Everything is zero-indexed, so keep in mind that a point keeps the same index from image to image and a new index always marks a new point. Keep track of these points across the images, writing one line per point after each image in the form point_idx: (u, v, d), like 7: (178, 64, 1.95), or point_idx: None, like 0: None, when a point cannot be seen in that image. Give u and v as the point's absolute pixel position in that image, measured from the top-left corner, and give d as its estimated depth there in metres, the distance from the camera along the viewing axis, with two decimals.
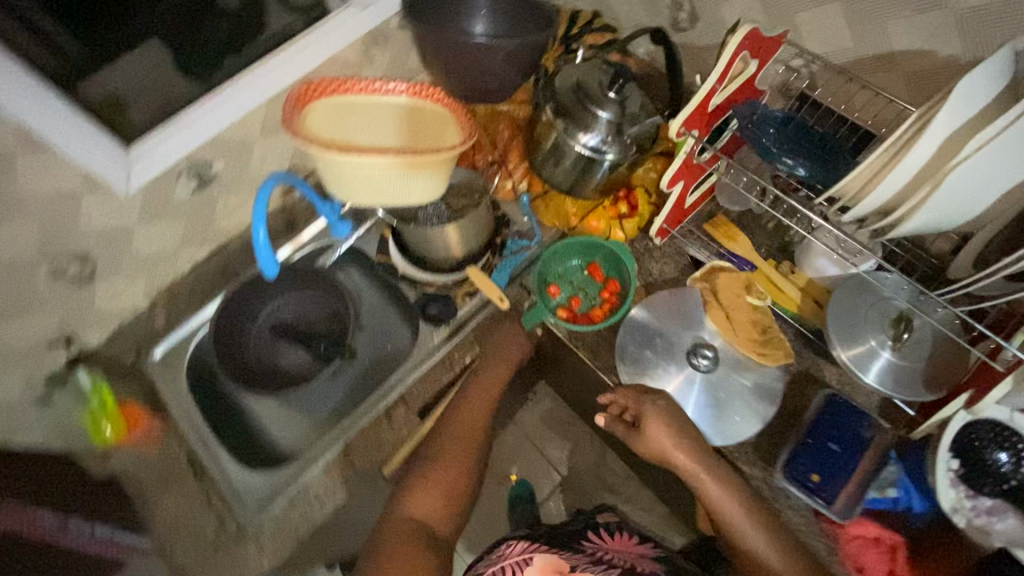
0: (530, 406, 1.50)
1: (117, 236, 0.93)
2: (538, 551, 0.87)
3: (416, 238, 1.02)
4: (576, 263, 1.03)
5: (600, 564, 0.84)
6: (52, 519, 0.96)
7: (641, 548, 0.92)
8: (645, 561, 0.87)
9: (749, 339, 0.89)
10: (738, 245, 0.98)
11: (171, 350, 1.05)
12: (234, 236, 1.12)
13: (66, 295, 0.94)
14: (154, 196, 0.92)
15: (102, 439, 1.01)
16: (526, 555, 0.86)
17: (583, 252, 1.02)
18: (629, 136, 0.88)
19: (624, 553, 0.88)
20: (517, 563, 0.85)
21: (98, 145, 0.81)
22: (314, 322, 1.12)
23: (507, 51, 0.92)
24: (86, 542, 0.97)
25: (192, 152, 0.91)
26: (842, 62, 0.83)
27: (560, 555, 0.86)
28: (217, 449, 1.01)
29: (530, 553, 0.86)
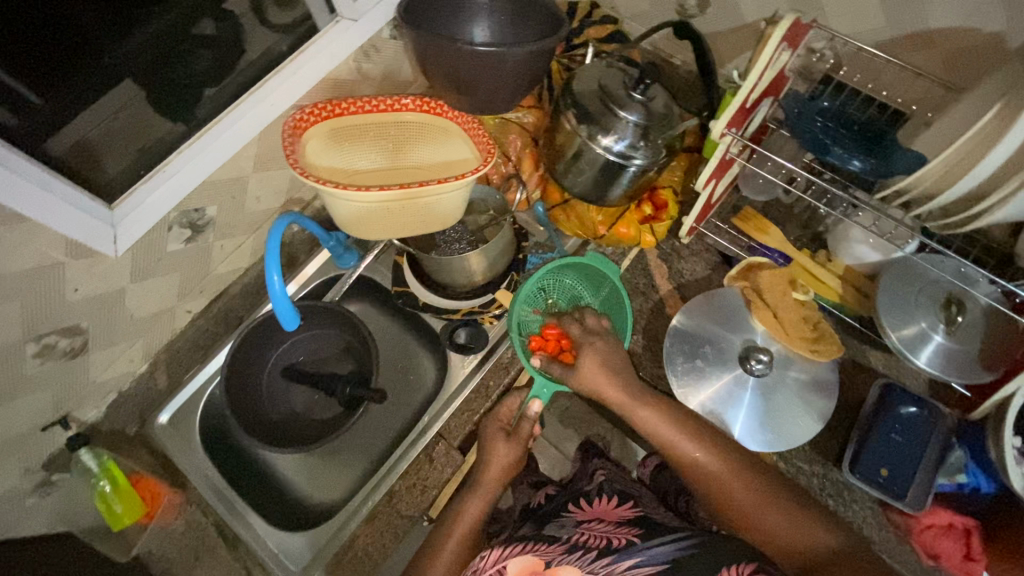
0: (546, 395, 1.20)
1: (107, 301, 0.83)
2: (512, 554, 0.74)
3: (436, 266, 0.95)
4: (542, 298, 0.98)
5: (575, 552, 0.71)
6: None
7: (620, 511, 0.81)
8: (620, 528, 0.75)
9: (800, 336, 0.87)
10: (771, 237, 0.94)
11: (179, 414, 0.97)
12: (233, 280, 1.03)
13: (58, 373, 0.84)
14: (145, 253, 0.82)
15: (118, 524, 0.90)
16: (498, 564, 0.74)
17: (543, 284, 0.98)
18: (657, 139, 0.83)
19: (599, 527, 0.76)
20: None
21: (81, 208, 0.71)
22: (330, 362, 1.06)
23: (518, 57, 0.82)
24: None
25: (183, 200, 0.82)
26: (873, 43, 0.80)
27: (535, 552, 0.73)
28: (246, 514, 0.93)
29: (505, 560, 0.74)
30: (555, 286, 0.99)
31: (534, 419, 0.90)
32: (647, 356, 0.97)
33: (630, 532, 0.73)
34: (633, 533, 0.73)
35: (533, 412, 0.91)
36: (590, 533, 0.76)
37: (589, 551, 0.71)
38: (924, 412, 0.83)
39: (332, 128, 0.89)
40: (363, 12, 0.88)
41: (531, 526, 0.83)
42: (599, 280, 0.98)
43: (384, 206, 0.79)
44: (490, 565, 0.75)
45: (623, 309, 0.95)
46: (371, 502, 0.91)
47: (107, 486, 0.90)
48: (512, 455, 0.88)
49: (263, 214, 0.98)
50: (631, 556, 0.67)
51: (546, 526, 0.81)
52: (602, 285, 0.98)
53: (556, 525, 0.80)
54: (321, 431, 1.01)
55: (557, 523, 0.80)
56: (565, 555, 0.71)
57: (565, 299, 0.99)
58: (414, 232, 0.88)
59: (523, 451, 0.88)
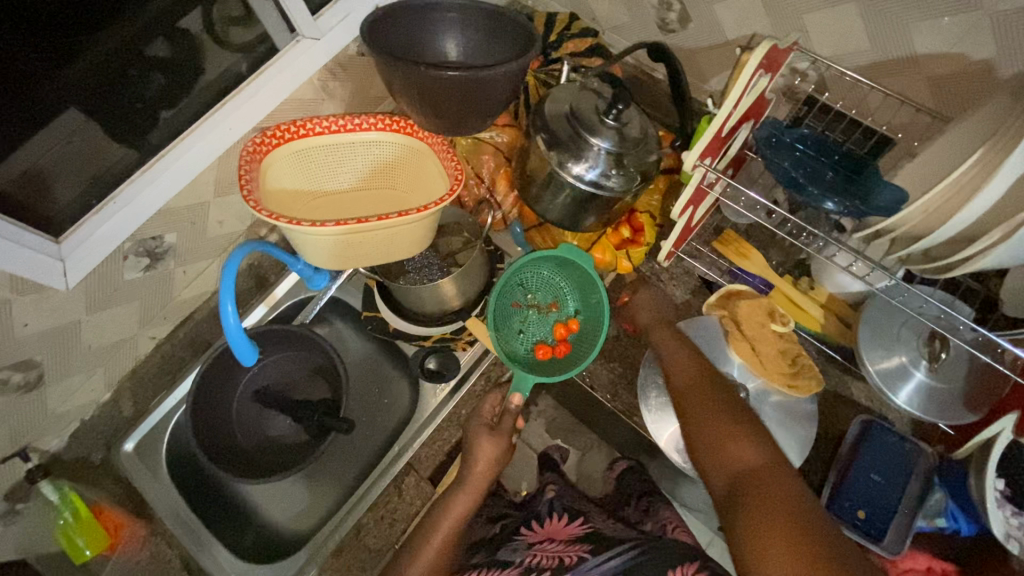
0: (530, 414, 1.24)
1: (62, 333, 0.80)
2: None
3: (405, 293, 0.92)
4: (518, 293, 0.95)
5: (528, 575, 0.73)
6: None
7: (570, 529, 0.84)
8: (571, 546, 0.77)
9: (778, 370, 0.84)
10: (752, 263, 0.90)
11: (144, 443, 0.95)
12: (199, 305, 1.00)
13: (12, 407, 0.81)
14: (99, 283, 0.80)
15: (80, 556, 0.90)
16: None
17: (520, 278, 0.94)
18: (631, 166, 0.79)
19: (551, 547, 0.78)
20: None
21: (23, 244, 0.68)
22: (301, 386, 1.03)
23: (486, 81, 0.79)
24: None
25: (137, 230, 0.79)
26: (857, 65, 0.76)
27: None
28: (211, 545, 0.91)
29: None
30: (532, 280, 0.96)
31: (516, 413, 0.88)
32: (623, 384, 0.94)
33: (580, 548, 0.74)
34: (583, 550, 0.74)
35: (516, 404, 0.88)
36: (542, 554, 0.77)
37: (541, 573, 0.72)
38: (906, 444, 0.82)
39: (295, 150, 0.85)
40: (326, 30, 0.86)
41: (483, 554, 0.84)
42: (575, 272, 0.92)
43: (344, 238, 0.76)
44: None
45: (597, 300, 0.91)
46: (339, 534, 0.90)
47: (69, 518, 0.90)
48: (498, 446, 0.86)
49: (227, 237, 0.95)
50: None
51: (499, 552, 0.83)
52: (573, 271, 0.93)
53: (509, 549, 0.81)
54: (291, 460, 0.99)
55: (511, 548, 0.82)
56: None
57: (545, 291, 0.96)
58: (377, 260, 0.84)
59: (508, 443, 0.86)
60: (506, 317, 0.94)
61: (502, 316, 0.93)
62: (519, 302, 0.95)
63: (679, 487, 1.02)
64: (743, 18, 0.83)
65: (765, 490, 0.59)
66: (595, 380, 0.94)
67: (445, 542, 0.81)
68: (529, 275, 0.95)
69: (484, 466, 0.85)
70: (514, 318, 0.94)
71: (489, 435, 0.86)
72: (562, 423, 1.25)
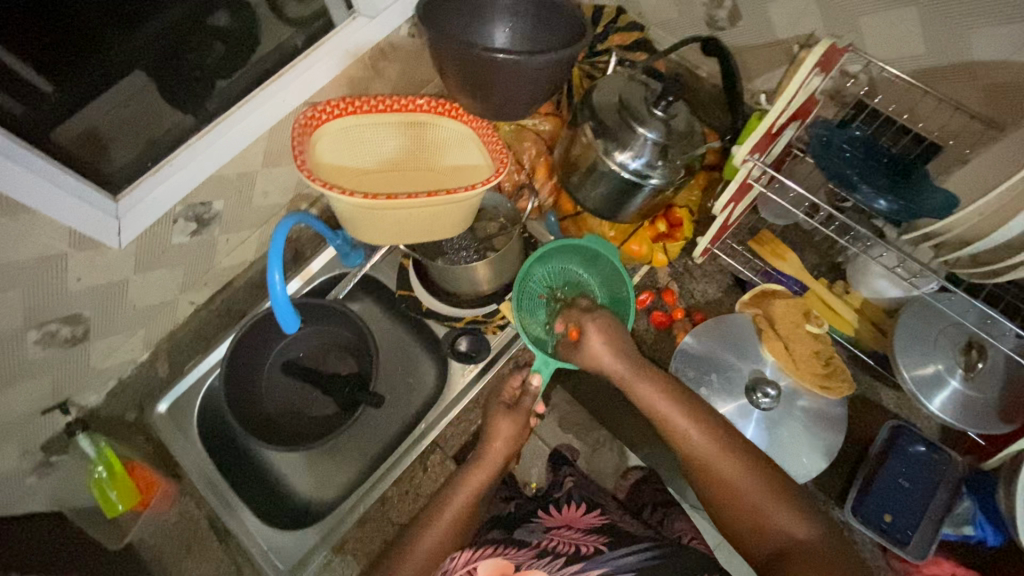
0: None
1: (111, 291, 0.82)
2: (484, 557, 0.77)
3: (442, 274, 0.94)
4: (542, 283, 0.91)
5: (544, 557, 0.75)
6: None
7: (588, 518, 0.87)
8: (589, 536, 0.80)
9: (811, 370, 0.84)
10: (789, 264, 0.91)
11: (177, 404, 0.98)
12: (237, 274, 1.02)
13: (59, 359, 0.84)
14: (149, 245, 0.82)
15: (113, 510, 0.92)
16: (468, 566, 0.76)
17: (546, 264, 0.91)
18: (676, 159, 0.79)
19: (569, 534, 0.81)
20: None
21: (84, 199, 0.70)
22: (330, 360, 1.05)
23: (536, 66, 0.79)
24: None
25: (189, 195, 0.81)
26: (911, 70, 0.76)
27: (507, 555, 0.77)
28: (238, 508, 0.93)
29: (476, 562, 0.77)
30: (559, 270, 0.92)
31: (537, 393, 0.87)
32: None
33: (598, 540, 0.78)
34: (600, 541, 0.78)
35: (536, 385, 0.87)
36: (559, 539, 0.80)
37: (558, 557, 0.75)
38: (933, 455, 0.82)
39: (343, 126, 0.87)
40: (382, 9, 0.87)
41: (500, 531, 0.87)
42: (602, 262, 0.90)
43: (392, 215, 0.79)
44: (460, 566, 0.77)
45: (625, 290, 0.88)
46: (363, 506, 0.92)
47: (102, 472, 0.92)
48: (516, 426, 0.85)
49: (270, 209, 0.97)
50: (600, 566, 0.72)
51: (515, 531, 0.85)
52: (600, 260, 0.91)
53: (526, 530, 0.84)
54: (316, 433, 1.00)
55: (528, 529, 0.85)
56: (535, 559, 0.75)
57: (570, 283, 0.92)
58: (423, 239, 0.86)
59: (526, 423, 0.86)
60: (530, 309, 0.89)
61: (527, 306, 0.89)
62: (543, 294, 0.90)
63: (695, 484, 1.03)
64: (796, 18, 0.83)
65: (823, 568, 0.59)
66: None
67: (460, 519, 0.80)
68: (557, 262, 0.92)
69: (501, 447, 0.84)
70: (537, 310, 0.90)
71: (506, 412, 0.86)
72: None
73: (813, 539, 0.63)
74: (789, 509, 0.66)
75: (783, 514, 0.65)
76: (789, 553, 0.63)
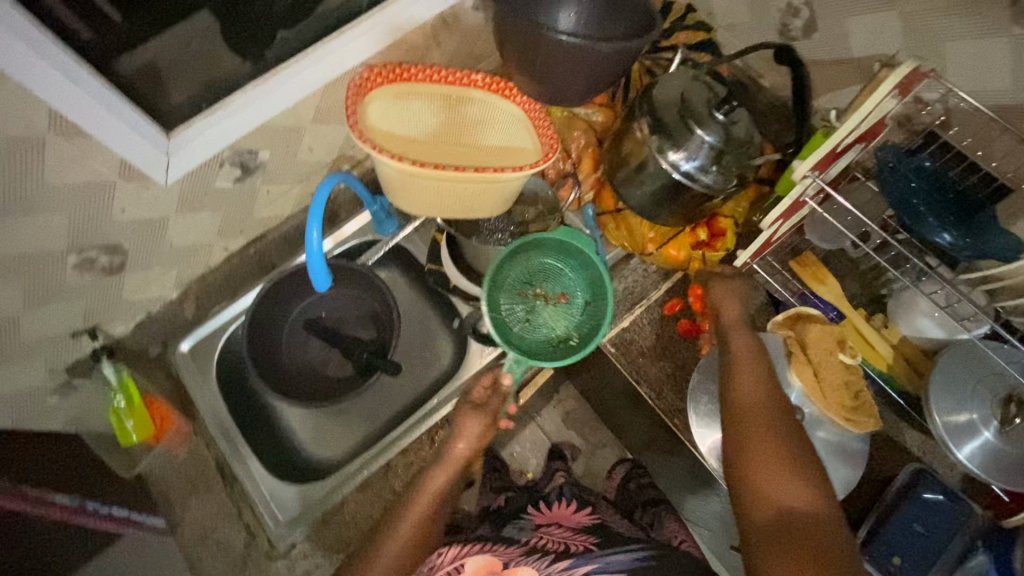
0: (557, 397, 1.25)
1: (152, 227, 0.84)
2: (471, 554, 0.75)
3: (474, 252, 0.93)
4: (521, 280, 0.90)
5: (534, 554, 0.74)
6: (69, 495, 0.88)
7: (578, 517, 0.86)
8: (578, 535, 0.80)
9: (839, 402, 0.82)
10: (827, 289, 0.89)
11: (199, 344, 0.99)
12: (273, 227, 1.03)
13: (94, 285, 0.85)
14: (193, 186, 0.83)
15: (127, 438, 0.96)
16: (455, 561, 0.74)
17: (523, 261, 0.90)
18: (731, 166, 0.77)
19: (558, 532, 0.81)
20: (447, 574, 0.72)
21: (141, 133, 0.71)
22: (354, 324, 1.05)
23: (600, 54, 0.78)
24: (102, 520, 0.89)
25: (238, 141, 0.81)
26: (991, 105, 0.73)
27: (493, 553, 0.75)
28: (246, 455, 0.95)
29: (464, 558, 0.74)
30: (535, 269, 0.91)
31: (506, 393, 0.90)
32: (670, 386, 0.92)
33: (587, 539, 0.77)
34: (590, 541, 0.77)
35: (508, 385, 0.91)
36: (549, 537, 0.80)
37: (547, 555, 0.74)
38: (955, 506, 0.80)
39: (396, 92, 0.86)
40: None
41: (489, 527, 0.86)
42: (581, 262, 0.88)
43: (435, 186, 0.78)
44: (446, 563, 0.75)
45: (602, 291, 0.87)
46: (367, 471, 0.93)
47: (121, 403, 0.95)
48: (481, 425, 0.86)
49: (313, 166, 0.97)
50: (588, 562, 0.71)
51: (504, 528, 0.85)
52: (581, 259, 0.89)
53: (516, 527, 0.84)
54: (330, 394, 1.01)
55: (517, 526, 0.85)
56: (524, 557, 0.73)
57: (552, 281, 0.90)
58: (461, 215, 0.85)
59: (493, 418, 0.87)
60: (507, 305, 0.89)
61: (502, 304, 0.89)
62: (522, 291, 0.90)
63: (698, 498, 1.01)
64: (876, 37, 0.80)
65: (816, 555, 0.52)
66: (644, 376, 0.92)
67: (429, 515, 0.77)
68: (535, 257, 0.90)
69: (465, 446, 0.84)
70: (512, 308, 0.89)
71: (472, 410, 0.87)
72: (583, 414, 1.25)
73: (822, 512, 0.56)
74: (805, 477, 0.59)
75: (803, 480, 0.58)
76: (798, 530, 0.55)
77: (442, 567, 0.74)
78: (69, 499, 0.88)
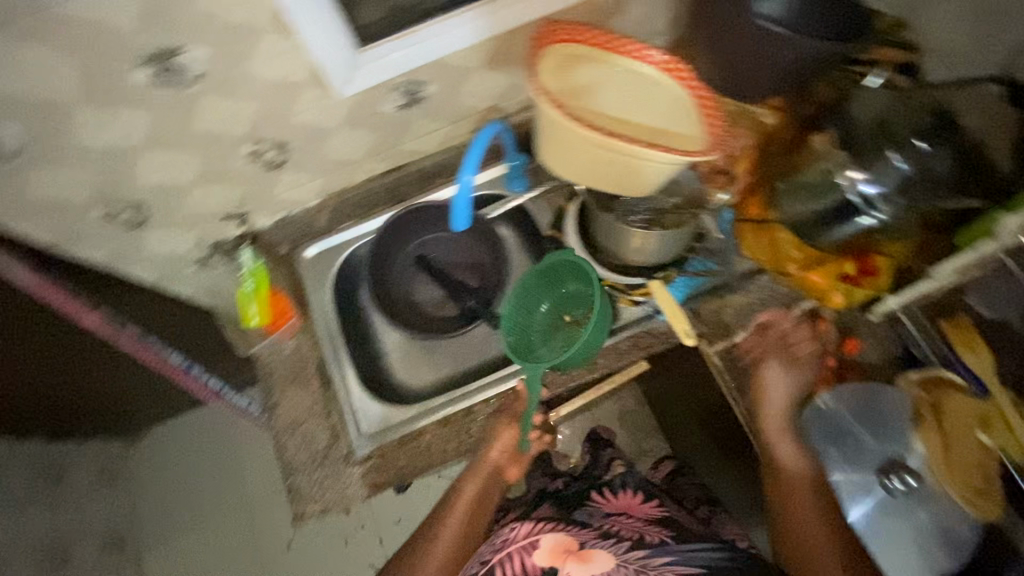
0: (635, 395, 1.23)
1: (317, 134, 0.89)
2: (545, 532, 0.80)
3: (604, 230, 0.91)
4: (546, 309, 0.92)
5: (608, 539, 0.78)
6: (181, 359, 1.10)
7: (645, 509, 0.87)
8: (649, 526, 0.81)
9: (962, 480, 0.76)
10: (977, 359, 0.78)
11: (324, 253, 1.06)
12: (414, 160, 1.06)
13: (255, 176, 0.92)
14: (363, 104, 0.86)
15: (248, 321, 1.02)
16: (530, 538, 0.80)
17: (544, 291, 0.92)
18: (910, 200, 0.73)
19: (629, 522, 0.83)
20: (523, 547, 0.79)
21: (338, 41, 0.75)
22: (460, 270, 1.08)
23: (791, 49, 0.79)
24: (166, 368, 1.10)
25: (414, 69, 0.84)
26: None
27: (568, 533, 0.79)
28: (345, 364, 1.02)
29: (539, 535, 0.80)
30: (561, 295, 0.91)
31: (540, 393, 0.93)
32: (771, 415, 0.87)
33: (662, 531, 0.79)
34: (664, 533, 0.79)
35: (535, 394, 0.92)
36: (621, 525, 0.82)
37: (621, 541, 0.78)
38: None
39: (573, 53, 0.85)
40: None
41: (557, 508, 0.89)
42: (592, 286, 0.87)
43: (596, 150, 0.78)
44: (521, 536, 0.81)
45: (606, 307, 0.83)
46: (448, 409, 0.96)
47: (250, 286, 1.02)
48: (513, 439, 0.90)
49: (468, 109, 0.98)
50: (667, 554, 0.74)
51: (574, 511, 0.88)
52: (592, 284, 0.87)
53: (585, 512, 0.86)
54: (428, 329, 1.05)
55: (586, 511, 0.87)
56: (599, 540, 0.78)
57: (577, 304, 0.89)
58: (603, 186, 0.84)
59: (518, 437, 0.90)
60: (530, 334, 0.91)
61: (525, 334, 0.91)
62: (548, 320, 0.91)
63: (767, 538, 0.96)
64: None
65: None
66: (745, 397, 0.88)
67: (467, 514, 0.87)
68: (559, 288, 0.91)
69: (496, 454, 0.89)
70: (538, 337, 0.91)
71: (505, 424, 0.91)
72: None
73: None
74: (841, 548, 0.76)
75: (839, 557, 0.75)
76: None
77: (519, 541, 0.80)
78: (179, 360, 1.09)
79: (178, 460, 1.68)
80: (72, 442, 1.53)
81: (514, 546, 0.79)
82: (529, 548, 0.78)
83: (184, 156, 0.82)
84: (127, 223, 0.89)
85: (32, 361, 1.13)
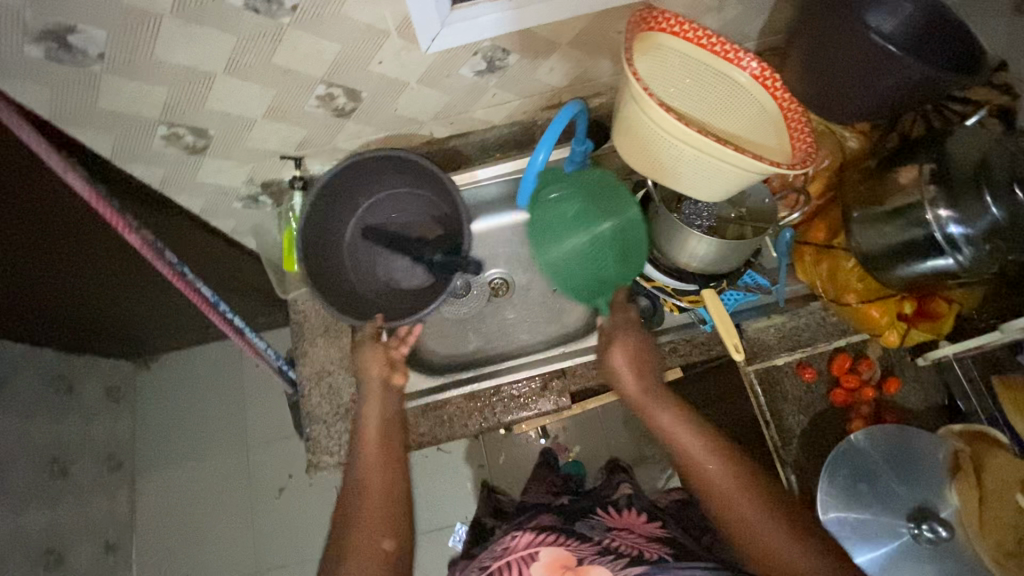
0: None
1: (391, 88, 0.87)
2: (545, 544, 0.72)
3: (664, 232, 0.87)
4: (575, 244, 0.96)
5: (608, 555, 0.69)
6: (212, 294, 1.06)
7: (649, 528, 0.77)
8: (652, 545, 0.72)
9: (996, 538, 0.74)
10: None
11: None
12: (477, 130, 1.05)
13: (321, 120, 0.91)
14: (443, 64, 0.84)
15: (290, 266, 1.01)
16: (530, 549, 0.72)
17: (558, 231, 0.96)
18: (1000, 249, 0.68)
19: (631, 539, 0.73)
20: (521, 559, 0.71)
21: None
22: (502, 247, 1.09)
23: (908, 72, 0.73)
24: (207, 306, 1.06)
25: (503, 36, 0.81)
26: None
27: (568, 548, 0.71)
28: None
29: (539, 547, 0.72)
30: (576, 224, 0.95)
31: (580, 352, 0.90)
32: (801, 438, 0.88)
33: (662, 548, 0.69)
34: (665, 551, 0.69)
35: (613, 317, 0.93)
36: (622, 542, 0.72)
37: (620, 559, 0.68)
38: None
39: (665, 45, 0.81)
40: None
41: (556, 517, 0.81)
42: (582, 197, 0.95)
43: (675, 146, 0.74)
44: (521, 545, 0.74)
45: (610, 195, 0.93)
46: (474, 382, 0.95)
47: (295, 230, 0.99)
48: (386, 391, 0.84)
49: (543, 87, 0.97)
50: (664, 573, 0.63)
51: (577, 522, 0.79)
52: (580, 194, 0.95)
53: (586, 524, 0.78)
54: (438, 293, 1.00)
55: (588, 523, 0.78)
56: (598, 555, 0.68)
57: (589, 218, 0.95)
58: (675, 183, 0.81)
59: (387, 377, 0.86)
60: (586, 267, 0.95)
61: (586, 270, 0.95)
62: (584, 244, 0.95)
63: None
64: None
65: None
66: (777, 416, 0.88)
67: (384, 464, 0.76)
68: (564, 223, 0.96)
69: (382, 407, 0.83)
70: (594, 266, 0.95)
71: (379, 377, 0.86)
72: None
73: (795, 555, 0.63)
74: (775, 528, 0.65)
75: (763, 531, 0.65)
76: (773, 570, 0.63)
77: (518, 550, 0.72)
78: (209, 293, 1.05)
79: (185, 392, 1.69)
80: (86, 356, 1.53)
81: (513, 556, 0.71)
82: (527, 559, 0.70)
83: (257, 88, 0.80)
84: (189, 146, 0.88)
85: (59, 269, 1.12)
